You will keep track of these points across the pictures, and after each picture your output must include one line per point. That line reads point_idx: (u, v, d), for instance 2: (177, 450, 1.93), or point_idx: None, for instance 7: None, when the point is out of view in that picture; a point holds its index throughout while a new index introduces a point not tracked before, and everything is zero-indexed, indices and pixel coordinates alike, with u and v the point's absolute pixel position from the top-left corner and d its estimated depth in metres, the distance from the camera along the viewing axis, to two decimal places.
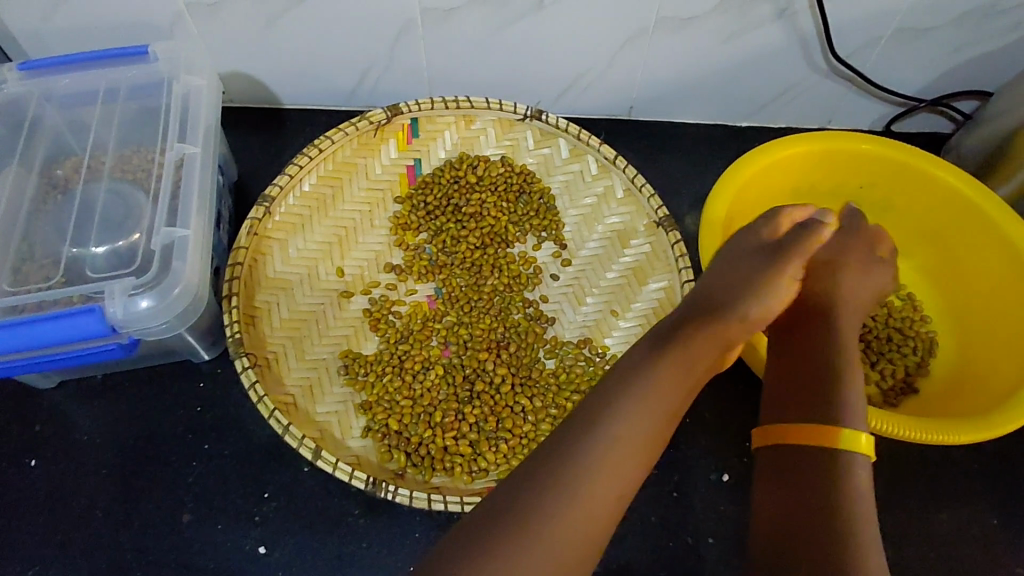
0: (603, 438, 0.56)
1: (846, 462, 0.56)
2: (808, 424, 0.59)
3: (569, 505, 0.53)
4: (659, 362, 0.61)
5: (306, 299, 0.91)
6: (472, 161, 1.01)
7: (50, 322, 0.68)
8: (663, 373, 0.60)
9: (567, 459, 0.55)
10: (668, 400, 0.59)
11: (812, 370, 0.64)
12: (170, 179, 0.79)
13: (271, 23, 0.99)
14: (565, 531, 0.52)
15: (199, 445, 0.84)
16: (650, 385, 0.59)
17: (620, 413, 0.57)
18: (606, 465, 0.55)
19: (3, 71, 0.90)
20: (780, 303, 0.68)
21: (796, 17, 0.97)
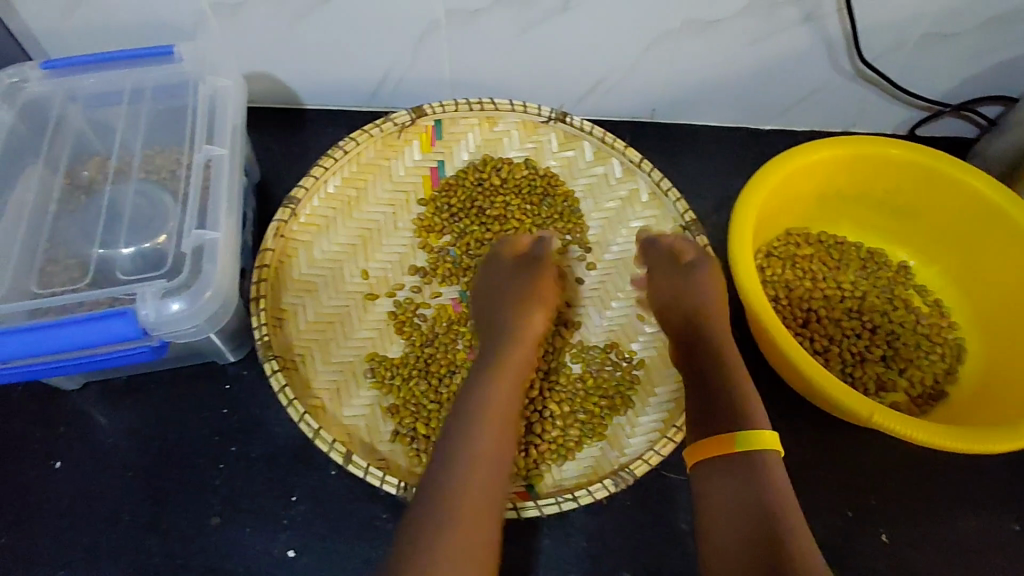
0: (468, 442, 0.65)
1: (762, 461, 0.66)
2: (714, 438, 0.69)
3: (469, 513, 0.61)
4: (484, 374, 0.72)
5: (331, 302, 0.91)
6: (496, 163, 1.00)
7: (84, 324, 0.67)
8: (495, 383, 0.71)
9: (448, 472, 0.63)
10: (500, 403, 0.70)
11: (702, 387, 0.74)
12: (198, 179, 0.79)
13: (294, 24, 0.98)
14: (456, 533, 0.60)
15: (225, 448, 0.83)
16: (483, 392, 0.70)
17: (474, 421, 0.67)
18: (472, 470, 0.64)
19: (26, 69, 0.90)
20: (535, 318, 0.79)
21: (824, 21, 0.96)
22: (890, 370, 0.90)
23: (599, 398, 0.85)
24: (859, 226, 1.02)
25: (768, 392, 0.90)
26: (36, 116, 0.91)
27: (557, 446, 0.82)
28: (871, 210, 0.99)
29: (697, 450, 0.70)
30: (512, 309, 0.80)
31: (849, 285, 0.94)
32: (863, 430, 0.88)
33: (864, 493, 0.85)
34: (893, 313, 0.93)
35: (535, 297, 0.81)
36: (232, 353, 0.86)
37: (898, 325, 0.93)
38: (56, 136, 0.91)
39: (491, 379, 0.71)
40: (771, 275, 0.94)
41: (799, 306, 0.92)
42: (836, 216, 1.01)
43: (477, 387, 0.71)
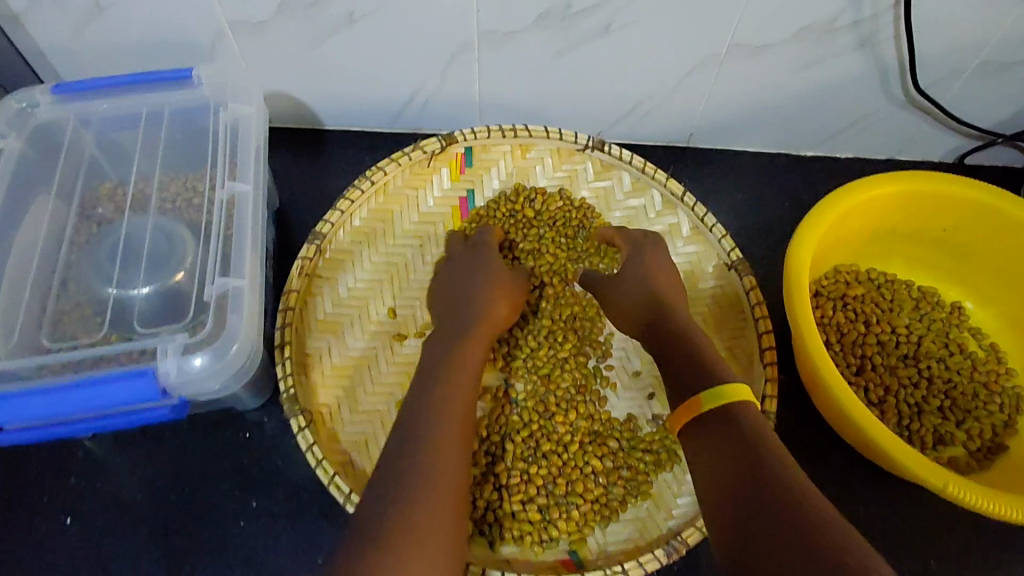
0: (442, 396, 0.66)
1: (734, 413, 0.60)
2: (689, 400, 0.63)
3: (434, 449, 0.60)
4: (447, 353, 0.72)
5: (356, 344, 0.86)
6: (530, 193, 0.93)
7: (98, 387, 0.62)
8: (462, 351, 0.73)
9: (419, 424, 0.63)
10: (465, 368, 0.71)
11: (671, 352, 0.70)
12: (222, 219, 0.74)
13: (317, 44, 0.92)
14: (424, 466, 0.59)
15: (247, 503, 0.79)
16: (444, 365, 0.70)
17: (439, 387, 0.67)
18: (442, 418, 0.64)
19: (36, 93, 0.84)
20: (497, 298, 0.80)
21: (880, 47, 0.91)
22: (947, 422, 0.85)
23: (643, 453, 0.81)
24: (911, 263, 0.97)
25: (816, 444, 0.86)
26: (46, 142, 0.86)
27: (600, 506, 0.79)
28: (925, 246, 0.95)
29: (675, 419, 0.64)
30: (482, 291, 0.79)
31: (904, 329, 0.89)
32: (917, 487, 0.84)
33: (919, 555, 0.81)
34: (949, 361, 0.88)
35: (488, 271, 0.82)
36: (253, 399, 0.81)
37: (955, 373, 0.88)
38: (70, 166, 0.87)
39: (448, 356, 0.72)
40: (823, 317, 0.89)
41: (852, 353, 0.88)
42: (888, 252, 0.96)
43: (433, 367, 0.70)
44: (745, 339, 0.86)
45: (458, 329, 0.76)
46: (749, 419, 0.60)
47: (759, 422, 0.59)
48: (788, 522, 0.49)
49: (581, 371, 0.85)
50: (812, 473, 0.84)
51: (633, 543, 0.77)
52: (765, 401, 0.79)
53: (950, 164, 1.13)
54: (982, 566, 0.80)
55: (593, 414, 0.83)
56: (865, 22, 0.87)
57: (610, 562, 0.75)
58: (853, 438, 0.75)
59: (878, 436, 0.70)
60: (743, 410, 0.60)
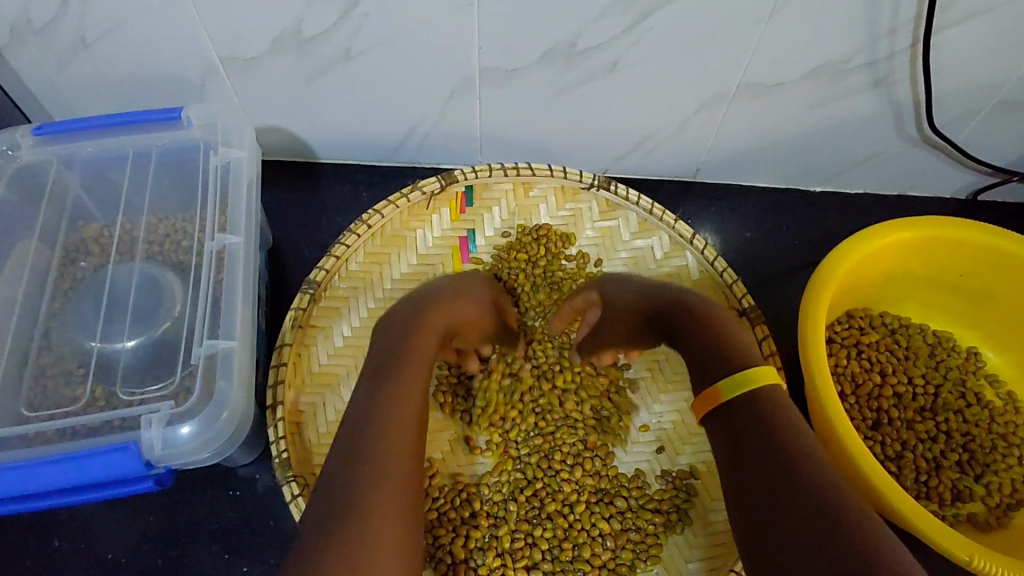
0: (400, 394, 0.60)
1: (760, 397, 0.59)
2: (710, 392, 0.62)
3: (382, 463, 0.55)
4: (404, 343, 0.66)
5: (353, 397, 0.82)
6: (530, 253, 0.89)
7: (79, 461, 0.59)
8: (418, 340, 0.67)
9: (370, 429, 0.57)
10: (422, 360, 0.65)
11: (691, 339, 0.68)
12: (211, 274, 0.72)
13: (313, 81, 0.89)
14: (377, 490, 0.53)
15: (238, 567, 0.75)
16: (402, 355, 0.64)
17: (392, 385, 0.61)
18: (395, 421, 0.58)
19: (17, 134, 0.80)
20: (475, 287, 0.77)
21: (894, 86, 0.88)
22: (966, 477, 0.82)
23: (653, 514, 0.77)
24: (925, 306, 0.94)
25: None
26: (28, 184, 0.82)
27: (608, 571, 0.76)
28: (941, 290, 0.92)
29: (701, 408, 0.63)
30: (454, 286, 0.75)
31: (920, 379, 0.87)
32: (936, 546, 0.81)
33: None
34: (967, 412, 0.85)
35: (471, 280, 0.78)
36: (244, 455, 0.77)
37: (973, 424, 0.85)
38: (54, 210, 0.83)
39: (405, 343, 0.66)
40: (836, 367, 0.87)
41: (868, 405, 0.85)
42: (902, 296, 0.93)
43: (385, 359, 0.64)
44: None
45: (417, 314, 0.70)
46: (774, 402, 0.58)
47: (784, 406, 0.58)
48: (806, 502, 0.49)
49: (589, 425, 0.82)
50: None
51: None
52: None
53: (963, 200, 1.10)
54: None
55: (596, 471, 0.80)
56: (881, 62, 0.84)
57: None
58: None
59: (897, 501, 0.68)
60: (768, 394, 0.59)
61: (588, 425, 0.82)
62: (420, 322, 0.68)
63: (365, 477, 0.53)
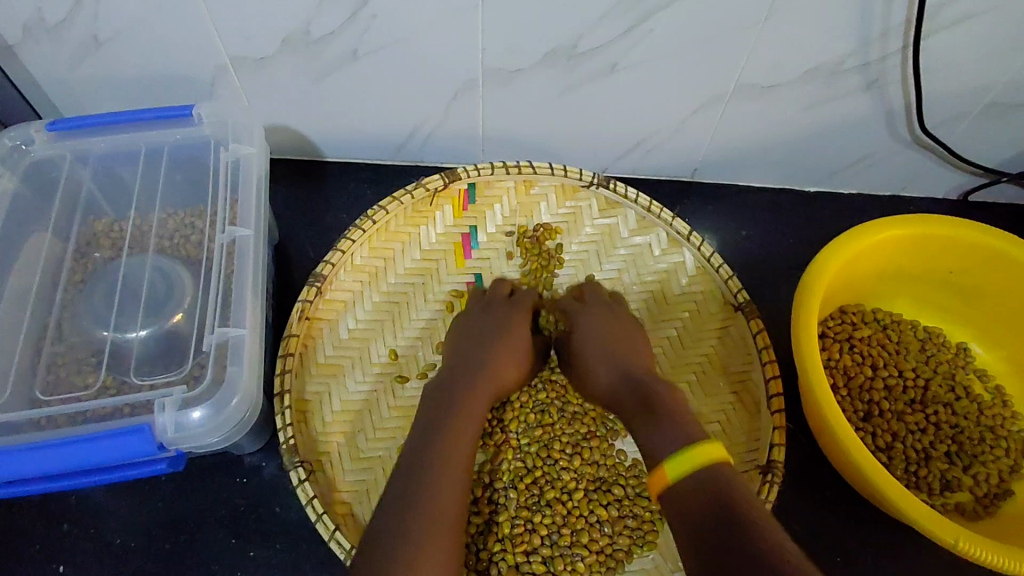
0: (445, 462, 0.66)
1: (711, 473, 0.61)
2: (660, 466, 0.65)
3: (444, 520, 0.62)
4: (466, 398, 0.74)
5: (357, 388, 0.85)
6: (541, 276, 0.93)
7: (91, 442, 0.60)
8: (467, 409, 0.73)
9: (444, 476, 0.65)
10: (477, 407, 0.73)
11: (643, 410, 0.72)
12: (222, 266, 0.74)
13: (320, 80, 0.91)
14: (442, 529, 0.62)
15: (244, 552, 0.77)
16: (464, 411, 0.72)
17: (455, 437, 0.69)
18: (443, 489, 0.64)
19: (30, 130, 0.82)
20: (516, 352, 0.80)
21: (886, 89, 0.91)
22: (954, 467, 0.85)
23: (650, 502, 0.79)
24: (915, 303, 0.97)
25: (824, 491, 0.84)
26: (41, 179, 0.84)
27: (605, 556, 0.77)
28: (932, 287, 0.94)
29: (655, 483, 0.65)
30: (496, 351, 0.78)
31: (912, 372, 0.88)
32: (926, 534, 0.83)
33: None
34: (956, 405, 0.88)
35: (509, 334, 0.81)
36: (251, 444, 0.79)
37: (961, 417, 0.87)
38: (66, 204, 0.85)
39: (465, 395, 0.74)
40: (830, 360, 0.89)
41: (859, 397, 0.87)
42: (893, 292, 0.96)
43: (439, 415, 0.71)
44: (753, 384, 0.85)
45: (478, 365, 0.77)
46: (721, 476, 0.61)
47: (728, 477, 0.61)
48: None
49: (586, 418, 0.84)
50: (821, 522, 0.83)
51: None
52: (773, 450, 0.78)
53: (955, 201, 1.12)
54: None
55: (594, 461, 0.81)
56: (873, 64, 0.86)
57: None
58: (865, 491, 0.73)
59: (888, 489, 0.69)
60: (717, 471, 0.62)
61: (587, 417, 0.84)
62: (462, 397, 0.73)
63: (432, 517, 0.62)
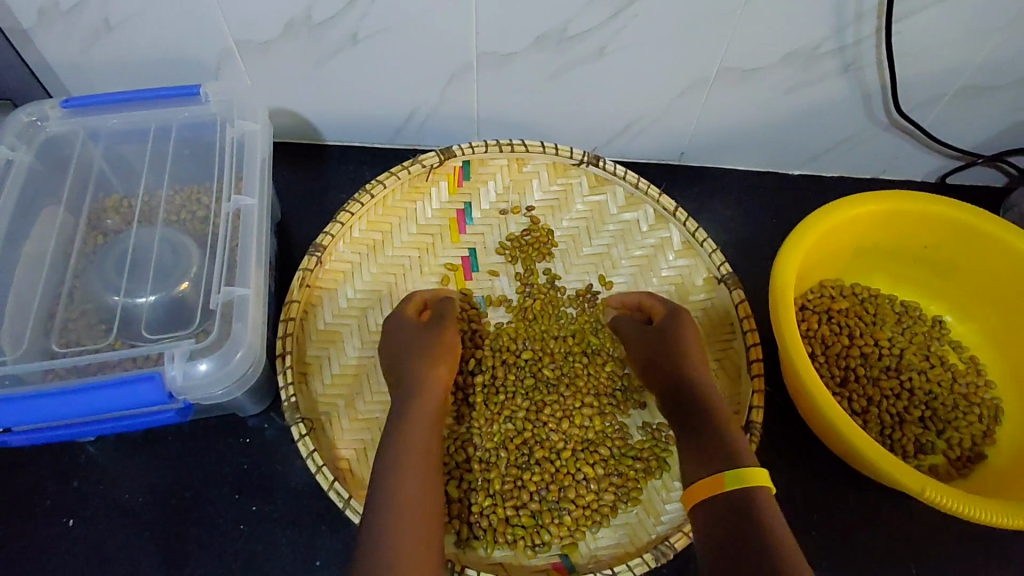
0: (392, 494, 0.63)
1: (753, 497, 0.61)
2: (711, 476, 0.64)
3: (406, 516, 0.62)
4: (409, 404, 0.71)
5: (356, 353, 0.88)
6: (535, 255, 0.96)
7: (108, 389, 0.65)
8: (412, 430, 0.69)
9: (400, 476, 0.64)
10: (416, 420, 0.70)
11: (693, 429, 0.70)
12: (229, 232, 0.78)
13: (321, 64, 0.95)
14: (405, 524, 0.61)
15: (247, 507, 0.81)
16: (408, 417, 0.70)
17: (400, 441, 0.67)
18: (395, 523, 0.61)
19: (46, 107, 0.86)
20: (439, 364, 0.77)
21: (862, 72, 0.95)
22: (928, 431, 0.88)
23: (633, 461, 0.84)
24: (893, 278, 1.01)
25: (802, 453, 0.88)
26: (54, 155, 0.88)
27: (591, 511, 0.81)
28: (907, 262, 0.98)
29: (691, 495, 0.65)
30: (418, 366, 0.76)
31: (887, 342, 0.93)
32: (900, 494, 0.86)
33: (903, 562, 0.83)
34: (930, 373, 0.91)
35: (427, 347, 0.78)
36: (253, 406, 0.83)
37: (935, 385, 0.91)
38: (78, 179, 0.89)
39: (402, 404, 0.72)
40: (808, 330, 0.92)
41: (836, 364, 0.91)
42: (871, 268, 1.00)
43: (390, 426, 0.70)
44: (734, 352, 0.89)
45: (409, 377, 0.75)
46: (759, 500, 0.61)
47: (771, 503, 0.61)
48: None
49: (575, 384, 0.88)
50: (797, 481, 0.87)
51: (622, 549, 0.80)
52: (751, 411, 0.81)
53: (933, 183, 1.16)
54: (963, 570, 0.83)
55: (580, 424, 0.86)
56: (849, 48, 0.91)
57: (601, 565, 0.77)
58: (839, 448, 0.77)
59: (857, 441, 0.73)
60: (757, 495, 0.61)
61: (573, 383, 0.88)
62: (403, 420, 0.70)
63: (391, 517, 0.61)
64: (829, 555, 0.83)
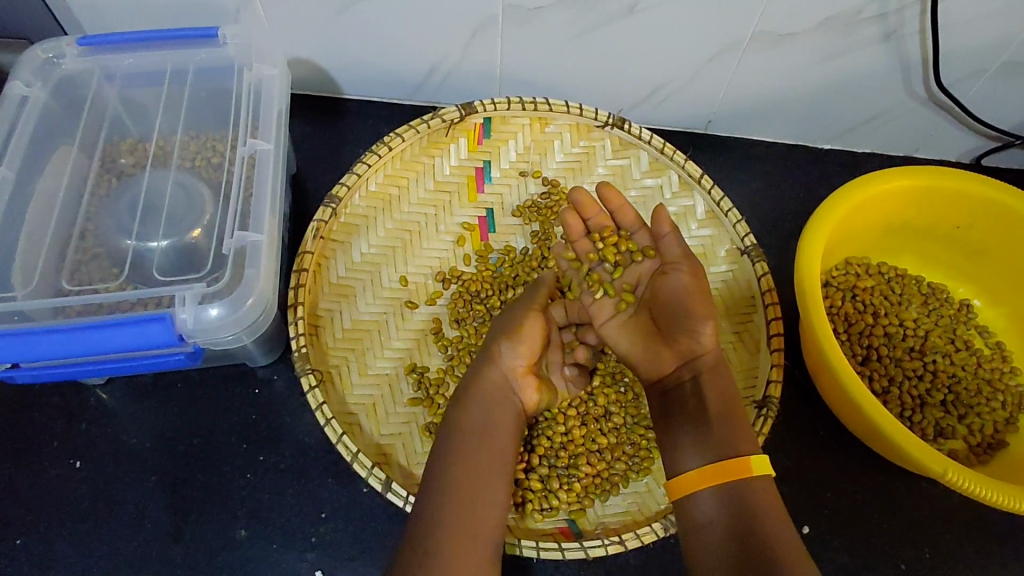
0: (446, 470, 0.66)
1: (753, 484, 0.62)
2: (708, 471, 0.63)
3: (446, 504, 0.63)
4: (461, 402, 0.72)
5: (368, 308, 0.88)
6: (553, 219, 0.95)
7: (117, 328, 0.64)
8: (464, 413, 0.71)
9: (452, 464, 0.66)
10: (477, 394, 0.72)
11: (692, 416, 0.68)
12: (242, 178, 0.76)
13: (342, 13, 0.92)
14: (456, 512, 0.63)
15: (254, 456, 0.80)
16: (459, 415, 0.71)
17: (449, 440, 0.68)
18: (442, 505, 0.63)
19: (62, 44, 0.83)
20: (532, 337, 0.75)
21: (903, 41, 0.91)
22: (949, 415, 0.86)
23: (646, 430, 0.83)
24: (921, 259, 0.98)
25: (817, 431, 0.87)
26: (69, 94, 0.86)
27: (602, 479, 0.81)
28: (938, 243, 0.95)
29: (675, 486, 0.66)
30: (495, 341, 0.75)
31: (911, 322, 0.90)
32: (917, 476, 0.85)
33: (916, 545, 0.82)
34: (954, 355, 0.89)
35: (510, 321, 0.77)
36: (263, 356, 0.82)
37: (959, 368, 0.89)
38: (93, 119, 0.86)
39: (456, 413, 0.71)
40: (832, 307, 0.90)
41: (859, 343, 0.89)
42: (900, 247, 0.97)
43: (446, 430, 0.70)
44: (755, 327, 0.86)
45: (468, 384, 0.73)
46: (768, 491, 0.62)
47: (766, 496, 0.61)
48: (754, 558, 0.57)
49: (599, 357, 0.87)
50: (811, 456, 0.85)
51: (630, 516, 0.79)
52: (769, 386, 0.79)
53: (966, 164, 1.13)
54: (976, 555, 0.81)
55: (586, 396, 0.84)
56: (891, 15, 0.86)
57: (607, 533, 0.76)
58: (862, 426, 0.75)
59: (881, 420, 0.71)
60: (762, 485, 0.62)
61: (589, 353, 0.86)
62: (469, 393, 0.72)
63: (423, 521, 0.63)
64: (840, 534, 0.81)
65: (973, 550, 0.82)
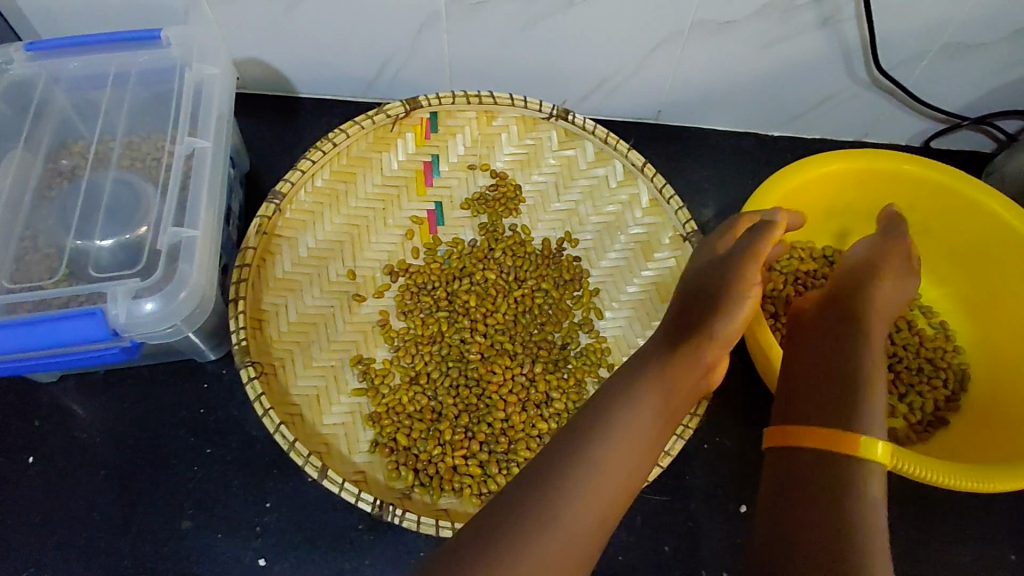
0: (590, 459, 0.57)
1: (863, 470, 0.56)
2: (819, 430, 0.59)
3: (579, 492, 0.55)
4: (636, 398, 0.62)
5: (315, 302, 0.89)
6: (502, 211, 0.97)
7: (51, 322, 0.66)
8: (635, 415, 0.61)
9: (586, 464, 0.56)
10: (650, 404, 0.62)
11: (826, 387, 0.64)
12: (179, 173, 0.77)
13: (288, 11, 0.94)
14: (586, 509, 0.54)
15: (201, 448, 0.82)
16: (626, 414, 0.61)
17: (607, 436, 0.58)
18: (575, 498, 0.54)
19: (9, 49, 0.85)
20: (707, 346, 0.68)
21: (841, 25, 0.91)
22: (889, 394, 0.87)
23: None
24: None
25: None
26: (17, 97, 0.87)
27: None
28: None
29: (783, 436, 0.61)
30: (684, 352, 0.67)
31: None
32: None
33: None
34: (896, 336, 0.90)
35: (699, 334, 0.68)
36: (213, 350, 0.84)
37: (901, 349, 0.90)
38: (39, 121, 0.87)
39: (619, 411, 0.61)
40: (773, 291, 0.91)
41: None
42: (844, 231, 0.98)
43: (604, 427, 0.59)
44: None
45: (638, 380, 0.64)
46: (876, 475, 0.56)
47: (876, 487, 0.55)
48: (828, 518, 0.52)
49: (542, 351, 0.90)
50: None
51: None
52: None
53: (917, 148, 1.14)
54: (914, 531, 0.83)
55: (526, 383, 0.88)
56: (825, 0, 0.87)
57: None
58: None
59: None
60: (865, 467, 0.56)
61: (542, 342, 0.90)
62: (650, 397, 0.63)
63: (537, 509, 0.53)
64: None
65: (909, 526, 0.83)
